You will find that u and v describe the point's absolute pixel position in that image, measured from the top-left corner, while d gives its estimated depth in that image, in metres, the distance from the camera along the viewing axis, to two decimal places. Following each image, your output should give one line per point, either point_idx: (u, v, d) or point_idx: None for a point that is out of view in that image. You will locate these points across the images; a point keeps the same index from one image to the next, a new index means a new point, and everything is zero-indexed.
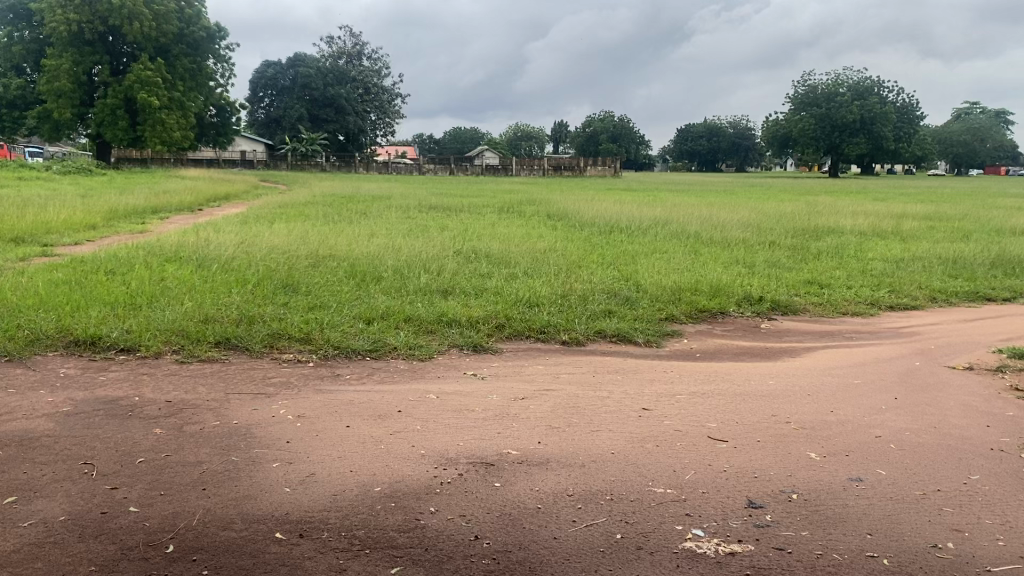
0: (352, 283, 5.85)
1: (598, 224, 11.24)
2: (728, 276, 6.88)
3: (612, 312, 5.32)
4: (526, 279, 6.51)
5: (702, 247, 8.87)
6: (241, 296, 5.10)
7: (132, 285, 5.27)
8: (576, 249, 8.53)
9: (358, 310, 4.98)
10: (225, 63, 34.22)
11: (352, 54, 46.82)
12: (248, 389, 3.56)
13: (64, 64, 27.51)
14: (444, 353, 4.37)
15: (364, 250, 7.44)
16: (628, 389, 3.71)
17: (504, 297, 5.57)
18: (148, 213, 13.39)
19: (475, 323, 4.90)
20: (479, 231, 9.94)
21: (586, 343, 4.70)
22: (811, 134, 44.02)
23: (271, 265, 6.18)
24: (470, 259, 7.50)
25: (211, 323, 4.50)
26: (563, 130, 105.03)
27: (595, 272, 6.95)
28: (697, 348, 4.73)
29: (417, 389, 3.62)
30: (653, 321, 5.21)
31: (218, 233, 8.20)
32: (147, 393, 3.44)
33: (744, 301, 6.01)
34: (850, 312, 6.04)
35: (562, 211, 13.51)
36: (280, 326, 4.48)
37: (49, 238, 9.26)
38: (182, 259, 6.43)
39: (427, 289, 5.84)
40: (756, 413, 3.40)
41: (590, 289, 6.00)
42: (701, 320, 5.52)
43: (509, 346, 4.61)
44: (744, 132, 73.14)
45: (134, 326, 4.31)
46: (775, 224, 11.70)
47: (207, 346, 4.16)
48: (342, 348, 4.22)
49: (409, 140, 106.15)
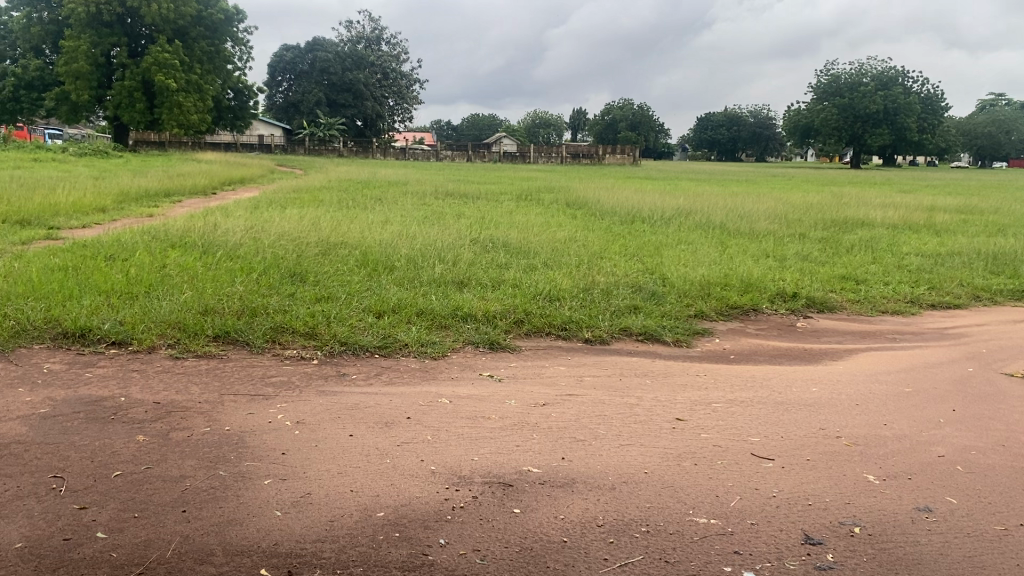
0: (363, 273, 5.57)
1: (621, 214, 10.89)
2: (758, 270, 6.54)
3: (638, 308, 4.99)
4: (547, 270, 6.19)
5: (729, 238, 8.51)
6: (245, 286, 4.81)
7: (131, 272, 5.00)
8: (598, 239, 8.19)
9: (367, 302, 4.68)
10: (243, 45, 34.01)
11: (371, 38, 46.49)
12: (245, 389, 3.27)
13: (82, 46, 27.29)
14: (458, 350, 4.07)
15: (379, 237, 7.14)
16: (659, 395, 3.39)
17: (523, 290, 5.26)
18: (160, 196, 13.18)
19: (491, 318, 4.60)
20: (496, 219, 9.63)
21: (610, 341, 4.38)
22: (834, 125, 43.30)
23: (279, 253, 5.89)
24: (488, 249, 7.19)
25: (211, 314, 4.21)
26: (581, 118, 104.42)
27: (618, 263, 6.64)
28: (729, 349, 4.40)
29: (428, 392, 3.32)
30: (682, 319, 4.88)
31: (227, 218, 7.91)
32: (133, 392, 3.15)
33: (776, 298, 5.67)
34: (889, 311, 5.68)
35: (582, 200, 13.15)
36: (283, 319, 4.19)
37: (56, 221, 9.03)
38: (188, 244, 6.17)
39: (441, 280, 5.53)
40: (801, 426, 3.09)
41: (613, 282, 5.69)
42: (732, 317, 5.19)
43: (527, 343, 4.29)
44: (766, 121, 72.26)
45: (127, 317, 4.03)
46: (804, 216, 11.30)
47: (204, 339, 3.88)
48: (348, 344, 3.93)
49: (427, 128, 106.09)
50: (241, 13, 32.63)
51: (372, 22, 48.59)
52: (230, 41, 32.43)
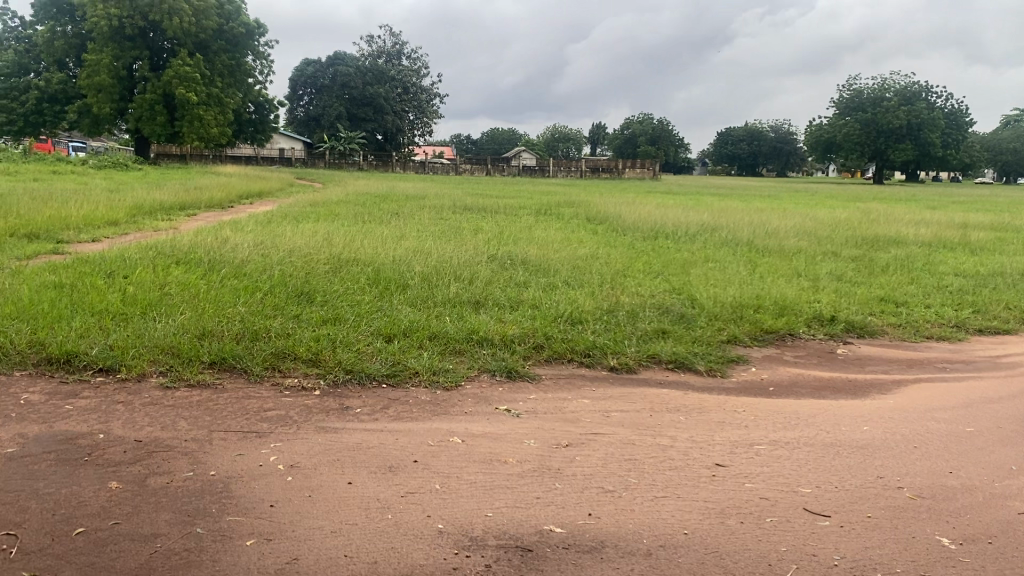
0: (375, 292, 5.27)
1: (643, 229, 10.59)
2: (791, 290, 6.20)
3: (666, 332, 4.65)
4: (568, 289, 5.88)
5: (757, 256, 8.18)
6: (247, 306, 4.54)
7: (131, 290, 4.74)
8: (622, 256, 7.88)
9: (377, 324, 4.38)
10: (264, 59, 34.08)
11: (391, 53, 46.55)
12: (239, 425, 2.97)
13: (104, 59, 27.34)
14: (473, 379, 3.75)
15: (393, 253, 6.86)
16: (694, 435, 3.08)
17: (544, 312, 4.94)
18: (175, 210, 12.99)
19: (509, 342, 4.29)
20: (516, 235, 9.32)
21: (637, 370, 4.05)
22: (856, 140, 42.83)
23: (288, 271, 5.62)
24: (506, 266, 6.89)
25: (210, 338, 3.93)
26: (601, 133, 104.34)
27: (643, 282, 6.31)
28: (768, 380, 4.05)
29: (438, 430, 3.00)
30: (714, 344, 4.54)
31: (238, 233, 7.67)
32: (114, 428, 2.85)
33: (813, 322, 5.34)
34: (935, 336, 5.30)
35: (603, 215, 12.85)
36: (286, 343, 3.89)
37: (65, 235, 8.83)
38: (194, 261, 5.91)
39: (457, 300, 5.23)
40: (856, 475, 2.75)
41: (638, 303, 5.37)
42: (767, 342, 4.85)
43: (547, 371, 3.97)
44: (788, 136, 71.76)
45: (118, 341, 3.75)
46: (834, 233, 10.92)
47: (199, 366, 3.59)
48: (354, 372, 3.62)
49: (447, 142, 106.42)
50: (262, 26, 32.73)
51: (393, 36, 48.69)
52: (251, 54, 32.50)
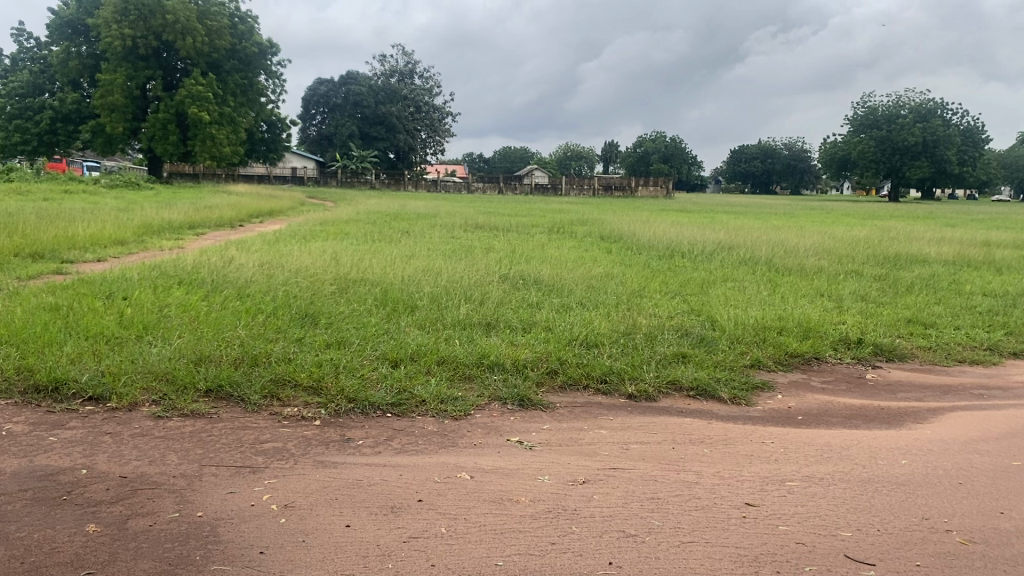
0: (382, 314, 5.08)
1: (658, 248, 10.38)
2: (814, 312, 5.99)
3: (687, 356, 4.44)
4: (583, 311, 5.67)
5: (777, 276, 7.97)
6: (248, 329, 4.35)
7: (128, 313, 4.56)
8: (637, 275, 7.67)
9: (383, 348, 4.18)
10: (276, 79, 34.19)
11: (404, 72, 46.67)
12: (232, 459, 2.77)
13: (118, 79, 27.41)
14: (484, 408, 3.54)
15: (402, 273, 6.68)
16: (721, 470, 2.86)
17: (557, 335, 4.73)
18: (184, 228, 12.88)
19: (522, 367, 4.08)
20: (528, 254, 9.13)
21: (658, 398, 3.83)
22: (870, 157, 42.54)
23: (293, 292, 5.44)
24: (518, 286, 6.70)
25: (207, 363, 3.74)
26: (614, 151, 104.40)
27: (660, 303, 6.10)
28: (795, 409, 3.83)
29: (446, 464, 2.80)
30: (737, 370, 4.33)
31: (244, 252, 7.51)
32: (98, 463, 2.66)
33: (839, 346, 5.12)
34: (968, 360, 5.06)
35: (617, 233, 12.66)
36: (286, 369, 3.70)
37: (70, 254, 8.69)
38: (197, 282, 5.74)
39: (467, 322, 5.03)
40: (900, 516, 2.52)
41: (657, 325, 5.15)
42: (791, 367, 4.64)
43: (562, 399, 3.76)
44: (801, 154, 71.49)
45: (111, 367, 3.55)
46: (853, 251, 10.68)
47: (194, 395, 3.39)
48: (357, 401, 3.42)
49: (459, 160, 106.70)
50: (275, 46, 32.88)
51: (405, 55, 48.85)
52: (263, 73, 32.60)
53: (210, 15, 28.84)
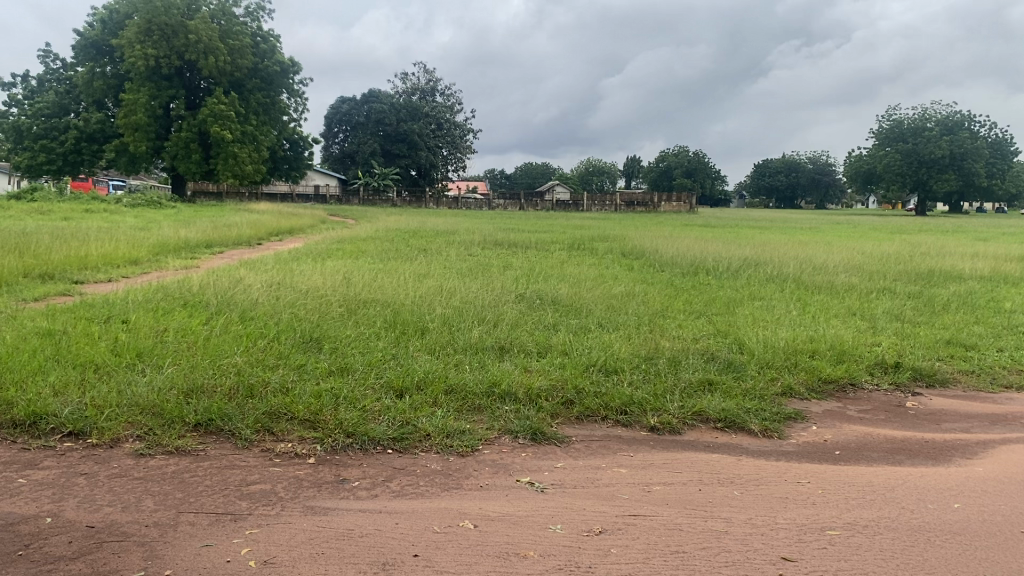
0: (390, 337, 4.83)
1: (682, 264, 10.10)
2: (847, 334, 5.70)
3: (713, 385, 4.16)
4: (602, 333, 5.40)
5: (806, 294, 7.67)
6: (246, 356, 4.11)
7: (125, 338, 4.35)
8: (660, 294, 7.39)
9: (388, 376, 3.93)
10: (298, 97, 34.34)
11: (425, 90, 46.82)
12: (213, 505, 2.52)
13: (141, 98, 27.54)
14: (494, 442, 3.28)
15: (414, 294, 6.43)
16: (753, 517, 2.58)
17: (575, 359, 4.46)
18: (201, 248, 12.75)
19: (535, 397, 3.82)
20: (547, 272, 8.89)
21: (683, 431, 3.55)
22: (897, 170, 41.98)
23: (299, 314, 5.20)
24: (536, 307, 6.43)
25: (199, 394, 3.51)
26: (636, 167, 104.08)
27: (684, 325, 5.82)
28: (832, 442, 3.53)
29: (448, 510, 2.54)
30: (768, 399, 4.06)
31: (255, 272, 7.30)
32: (66, 510, 2.43)
33: (875, 370, 4.82)
34: (1015, 385, 4.72)
35: (639, 249, 12.38)
36: (283, 400, 3.46)
37: (81, 275, 8.54)
38: (202, 304, 5.53)
39: (479, 346, 4.78)
40: (958, 572, 2.23)
41: (681, 348, 4.88)
42: (825, 395, 4.35)
43: (578, 432, 3.49)
44: (826, 168, 70.82)
45: (95, 399, 3.32)
46: (884, 267, 10.35)
47: (182, 430, 3.15)
48: (356, 436, 3.17)
49: (481, 176, 106.93)
50: (297, 65, 33.02)
51: (426, 72, 49.00)
52: (285, 92, 32.74)
53: (233, 34, 28.99)
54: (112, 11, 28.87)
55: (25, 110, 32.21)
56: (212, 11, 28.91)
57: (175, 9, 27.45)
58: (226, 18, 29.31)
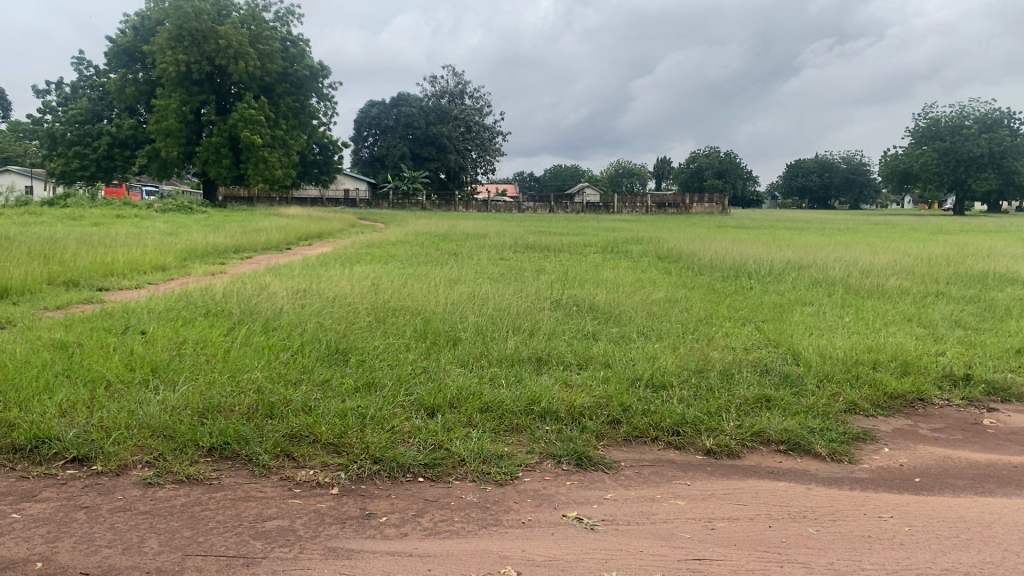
0: (421, 349, 4.55)
1: (722, 268, 9.73)
2: (906, 342, 5.33)
3: (770, 402, 3.84)
4: (645, 343, 5.08)
5: (856, 299, 7.28)
6: (267, 370, 3.85)
7: (142, 351, 4.10)
8: (702, 299, 7.05)
9: (419, 393, 3.65)
10: (328, 101, 34.36)
11: (454, 93, 46.79)
12: (224, 546, 2.25)
13: (172, 104, 27.60)
14: (535, 468, 2.98)
15: (445, 300, 6.16)
16: (835, 562, 2.26)
17: (619, 373, 4.15)
18: (229, 252, 12.62)
19: (578, 415, 3.51)
20: (583, 276, 8.58)
21: (742, 455, 3.23)
22: (934, 169, 41.06)
23: (325, 323, 4.94)
24: (573, 314, 6.13)
25: (217, 414, 3.25)
26: (665, 168, 103.51)
27: (732, 333, 5.49)
28: (910, 467, 3.18)
29: (486, 553, 2.24)
30: (832, 417, 3.72)
31: (280, 279, 7.06)
32: (59, 554, 2.16)
33: (944, 383, 4.45)
34: None
35: (676, 252, 12.01)
36: (305, 421, 3.18)
37: (106, 282, 8.36)
38: (224, 313, 5.28)
39: (515, 357, 4.49)
40: None
41: (732, 360, 4.55)
42: (891, 411, 4.00)
43: (627, 456, 3.18)
44: (860, 168, 69.73)
45: (104, 421, 3.07)
46: (934, 269, 9.93)
47: (196, 455, 2.89)
48: (384, 461, 2.89)
49: (510, 179, 107.01)
50: (326, 69, 33.00)
51: (455, 75, 49.00)
52: (315, 96, 32.77)
53: (263, 39, 28.99)
54: (143, 18, 29.00)
55: (59, 117, 32.48)
56: (242, 16, 28.91)
57: (205, 15, 27.47)
58: (256, 23, 29.32)
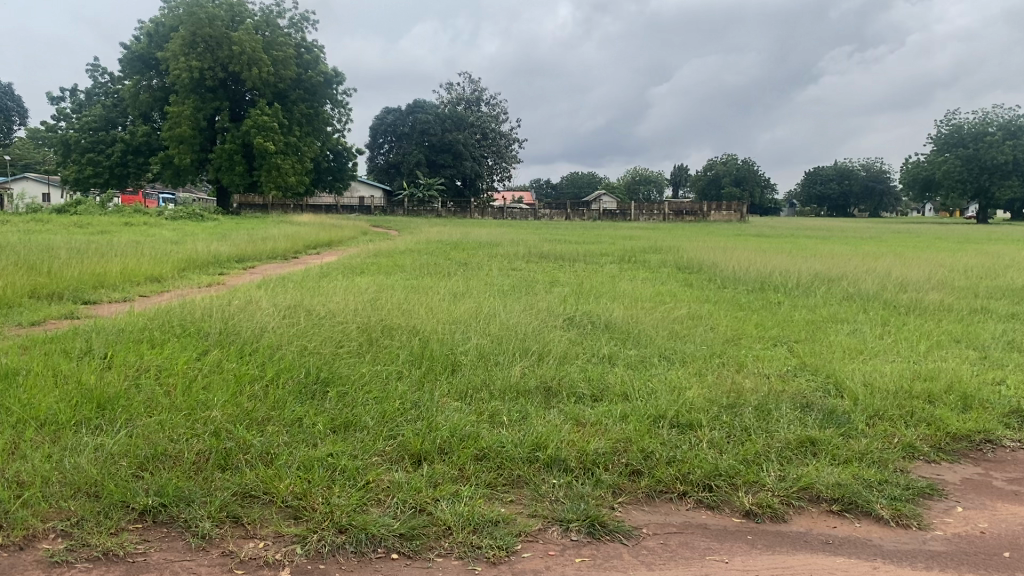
0: (413, 378, 4.01)
1: (747, 280, 9.15)
2: (959, 368, 4.76)
3: (817, 444, 3.29)
4: (668, 368, 4.53)
5: (896, 316, 6.72)
6: (232, 405, 3.32)
7: (93, 381, 3.59)
8: (726, 316, 6.51)
9: (405, 435, 3.11)
10: (342, 108, 34.07)
11: (470, 100, 46.51)
12: None
13: (186, 111, 27.26)
14: (539, 538, 2.45)
15: (448, 318, 5.64)
16: None
17: (639, 409, 3.60)
18: (231, 262, 12.18)
19: (591, 465, 2.97)
20: (599, 289, 8.06)
21: (788, 518, 2.69)
22: (956, 177, 40.17)
23: (306, 347, 4.41)
24: (587, 333, 5.62)
25: (161, 463, 2.73)
26: (682, 174, 103.04)
27: (764, 357, 4.95)
28: (993, 537, 2.61)
29: None
30: (888, 464, 3.16)
31: (273, 293, 6.57)
32: None
33: (1013, 420, 3.87)
34: None
35: (697, 262, 11.42)
36: (262, 474, 2.65)
37: (94, 295, 7.89)
38: (200, 334, 4.78)
39: (522, 387, 3.94)
40: None
41: (769, 391, 4.00)
42: (954, 454, 3.43)
43: (650, 519, 2.63)
44: (880, 175, 68.79)
45: (20, 473, 2.56)
46: (970, 281, 9.34)
47: (121, 521, 2.37)
48: (352, 531, 2.36)
49: (527, 187, 106.82)
50: (340, 75, 32.72)
51: (471, 83, 48.70)
52: (329, 103, 32.47)
53: (277, 46, 28.67)
54: (158, 25, 28.74)
55: (72, 124, 32.25)
56: (257, 22, 28.64)
57: (219, 21, 27.16)
58: (270, 29, 29.00)
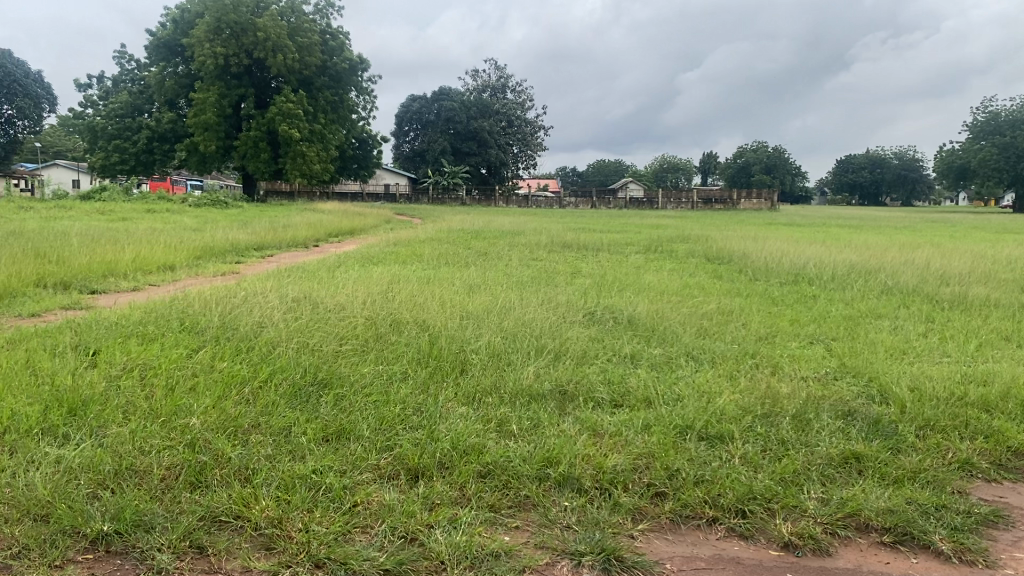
0: (418, 380, 3.69)
1: (779, 273, 8.72)
2: (1015, 371, 4.36)
3: (862, 460, 2.94)
4: (695, 369, 4.17)
5: (940, 312, 6.30)
6: (216, 411, 3.03)
7: (71, 382, 3.31)
8: (758, 311, 6.13)
9: (402, 447, 2.80)
10: (367, 95, 33.84)
11: (496, 87, 46.09)
12: None
13: (211, 97, 27.13)
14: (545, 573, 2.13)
15: (460, 312, 5.33)
16: None
17: (663, 417, 3.26)
18: (250, 250, 11.97)
19: (608, 484, 2.64)
20: (622, 280, 7.70)
21: (833, 552, 2.35)
22: (993, 165, 38.97)
23: (304, 346, 4.10)
24: (609, 329, 5.27)
25: (124, 480, 2.43)
26: (710, 162, 101.93)
27: (800, 357, 4.58)
28: None
29: None
30: (944, 485, 2.80)
31: (282, 284, 6.27)
32: None
33: None
34: None
35: (727, 252, 10.99)
36: (235, 495, 2.34)
37: (103, 284, 7.65)
38: (197, 330, 4.49)
39: (536, 391, 3.61)
40: None
41: (806, 397, 3.64)
42: (1015, 472, 3.06)
43: (674, 551, 2.30)
44: (913, 163, 67.45)
45: None
46: (1014, 275, 8.86)
47: (67, 552, 2.07)
48: (330, 567, 2.06)
49: (554, 175, 106.40)
50: (365, 62, 32.46)
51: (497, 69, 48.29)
52: (353, 90, 32.24)
53: (302, 32, 28.43)
54: (184, 11, 28.60)
55: (99, 110, 32.31)
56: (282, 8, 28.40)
57: (244, 7, 26.96)
58: (295, 15, 28.75)
